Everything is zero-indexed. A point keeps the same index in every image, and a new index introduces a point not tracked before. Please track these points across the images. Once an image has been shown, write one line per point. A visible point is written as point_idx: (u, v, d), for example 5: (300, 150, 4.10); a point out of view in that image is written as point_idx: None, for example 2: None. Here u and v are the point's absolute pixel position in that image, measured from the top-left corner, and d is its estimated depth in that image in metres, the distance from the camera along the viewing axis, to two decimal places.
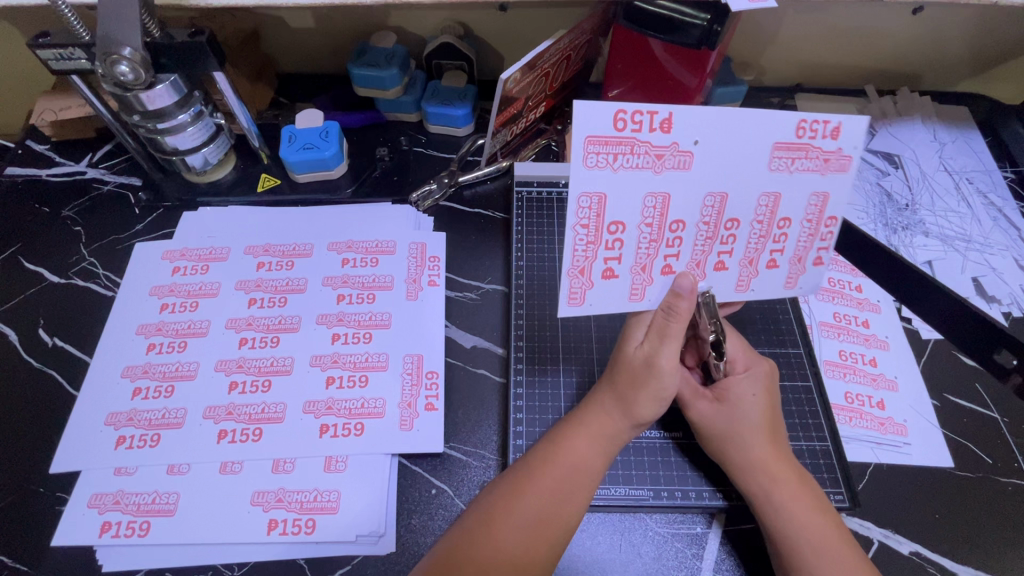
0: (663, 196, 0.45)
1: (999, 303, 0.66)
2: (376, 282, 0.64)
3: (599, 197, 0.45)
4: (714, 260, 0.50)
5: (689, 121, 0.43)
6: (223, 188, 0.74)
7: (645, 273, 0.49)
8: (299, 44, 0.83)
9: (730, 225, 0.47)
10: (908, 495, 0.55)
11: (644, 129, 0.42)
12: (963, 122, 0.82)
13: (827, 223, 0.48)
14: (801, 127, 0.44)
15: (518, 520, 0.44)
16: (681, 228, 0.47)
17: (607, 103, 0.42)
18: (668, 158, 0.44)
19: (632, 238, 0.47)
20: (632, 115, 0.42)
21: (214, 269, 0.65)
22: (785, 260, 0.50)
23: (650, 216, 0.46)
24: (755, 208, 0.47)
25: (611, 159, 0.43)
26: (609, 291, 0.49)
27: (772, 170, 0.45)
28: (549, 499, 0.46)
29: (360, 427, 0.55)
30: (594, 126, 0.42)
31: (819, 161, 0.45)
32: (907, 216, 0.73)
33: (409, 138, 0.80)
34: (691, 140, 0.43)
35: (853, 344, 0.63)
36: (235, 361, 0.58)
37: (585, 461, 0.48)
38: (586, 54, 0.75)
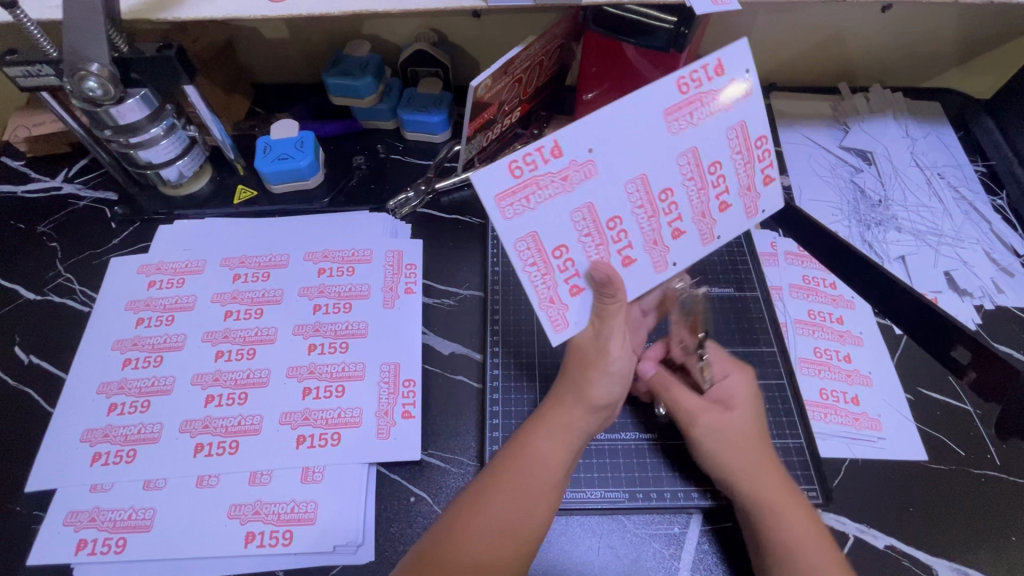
0: (587, 206, 0.46)
1: (971, 296, 0.67)
2: (352, 291, 0.64)
3: (532, 236, 0.45)
4: (668, 231, 0.50)
5: (574, 137, 0.45)
6: (199, 200, 0.74)
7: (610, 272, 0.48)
8: (275, 53, 0.83)
9: (660, 196, 0.48)
10: (882, 489, 0.55)
11: (541, 164, 0.44)
12: (934, 117, 0.83)
13: (757, 144, 0.51)
14: (681, 84, 0.47)
15: (485, 523, 0.44)
16: (619, 223, 0.48)
17: (498, 162, 0.43)
18: (576, 170, 0.45)
19: (580, 254, 0.47)
20: (523, 160, 0.44)
21: (190, 282, 0.65)
22: (734, 197, 0.52)
23: (587, 226, 0.47)
24: (678, 169, 0.48)
25: (525, 203, 0.45)
26: (580, 302, 0.48)
27: (675, 132, 0.47)
28: (518, 499, 0.46)
29: (337, 438, 0.55)
30: (494, 185, 0.43)
31: (715, 102, 0.48)
32: (880, 212, 0.73)
33: (386, 146, 0.81)
34: (585, 148, 0.45)
35: (827, 341, 0.64)
36: (211, 374, 0.58)
37: (547, 457, 0.48)
38: (559, 59, 0.76)
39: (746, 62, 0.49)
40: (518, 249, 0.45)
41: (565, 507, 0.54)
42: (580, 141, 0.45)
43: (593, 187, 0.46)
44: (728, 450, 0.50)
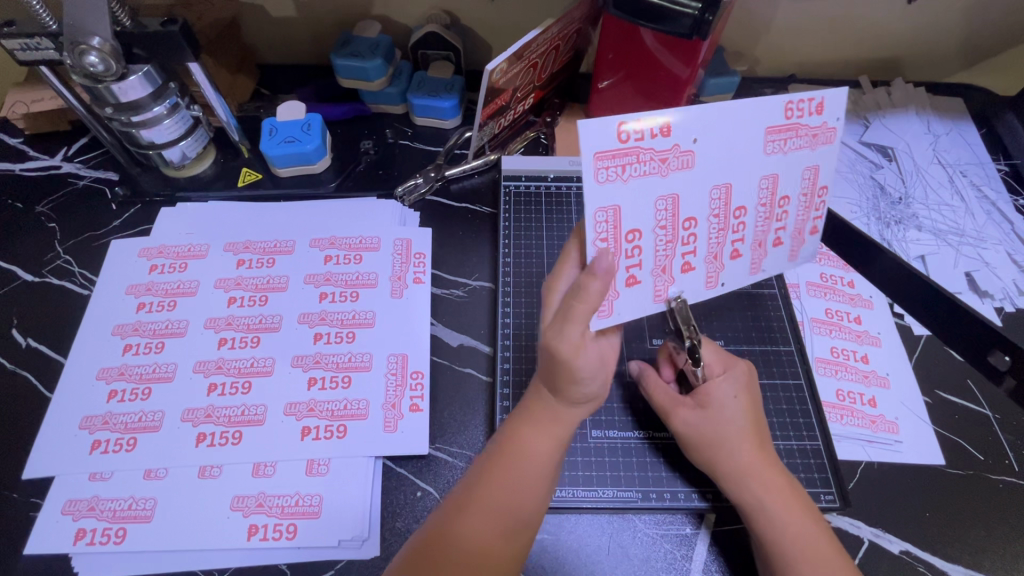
0: (672, 197, 0.44)
1: (991, 298, 0.65)
2: (359, 280, 0.62)
3: (614, 210, 0.42)
4: (730, 249, 0.48)
5: (688, 122, 0.42)
6: (202, 183, 0.72)
7: (666, 275, 0.47)
8: (281, 31, 0.81)
9: (731, 208, 0.46)
10: (898, 494, 0.54)
11: (648, 137, 0.41)
12: (956, 114, 0.82)
13: (821, 192, 0.49)
14: (787, 108, 0.45)
15: (476, 522, 0.43)
16: (694, 225, 0.45)
17: (607, 118, 0.40)
18: (677, 158, 0.43)
19: (650, 243, 0.45)
20: (633, 126, 0.40)
21: (192, 267, 0.63)
22: (789, 236, 0.50)
23: (661, 218, 0.44)
24: (757, 191, 0.46)
25: (619, 171, 0.41)
26: (632, 302, 0.46)
27: (768, 153, 0.45)
28: (508, 498, 0.44)
29: (343, 430, 0.53)
30: (599, 143, 0.40)
31: (808, 138, 0.46)
32: (900, 210, 0.72)
33: (394, 131, 0.79)
34: (692, 137, 0.42)
35: (845, 341, 0.62)
36: (213, 362, 0.57)
37: (537, 454, 0.46)
38: (575, 45, 0.74)
39: (841, 110, 0.46)
40: (597, 222, 0.42)
41: (576, 505, 0.52)
42: (689, 130, 0.42)
43: (682, 180, 0.43)
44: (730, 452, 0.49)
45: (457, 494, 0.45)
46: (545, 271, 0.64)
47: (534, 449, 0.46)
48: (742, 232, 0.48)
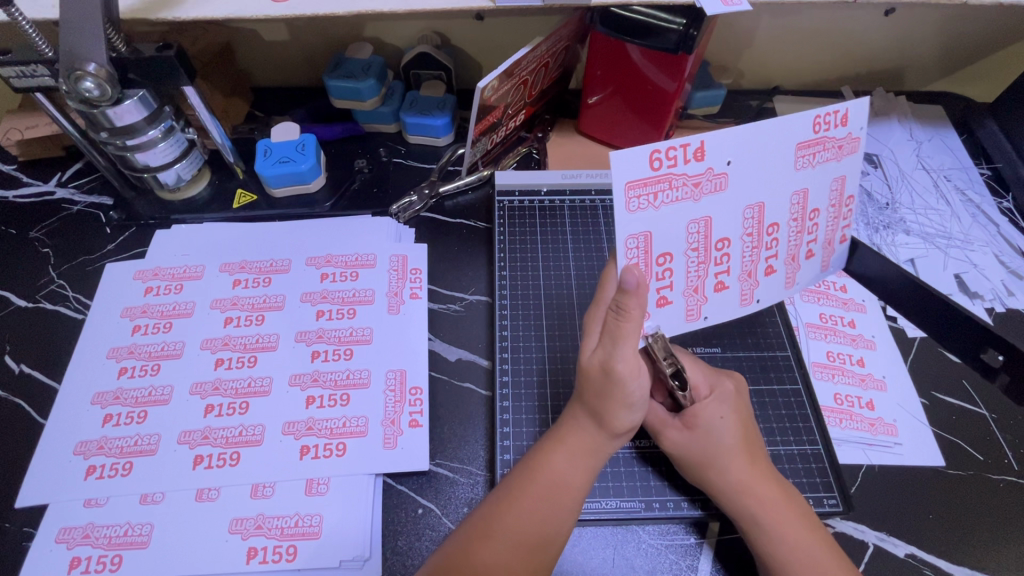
0: (703, 221, 0.46)
1: (982, 299, 0.66)
2: (356, 296, 0.62)
3: (645, 235, 0.44)
4: (763, 266, 0.51)
5: (718, 147, 0.43)
6: (198, 204, 0.72)
7: (699, 294, 0.50)
8: (275, 55, 0.82)
9: (762, 224, 0.49)
10: (899, 496, 0.54)
11: (679, 163, 0.42)
12: (937, 121, 0.84)
13: (849, 202, 0.51)
14: (816, 123, 0.46)
15: (499, 549, 0.43)
16: (727, 245, 0.48)
17: (640, 148, 0.41)
18: (711, 182, 0.45)
19: (681, 265, 0.47)
20: (665, 153, 0.42)
21: (188, 288, 0.63)
22: (821, 247, 0.53)
23: (696, 238, 0.46)
24: (790, 208, 0.49)
25: (651, 199, 0.43)
26: (667, 319, 0.49)
27: (799, 169, 0.47)
28: (529, 524, 0.44)
29: (342, 448, 0.53)
30: (632, 172, 0.41)
31: (834, 150, 0.48)
32: (888, 215, 0.73)
33: (388, 149, 0.80)
34: (726, 158, 0.44)
35: (840, 345, 0.63)
36: (210, 383, 0.56)
37: (565, 479, 0.46)
38: (563, 62, 0.75)
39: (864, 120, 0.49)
40: (631, 252, 0.44)
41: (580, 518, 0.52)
42: (722, 157, 0.44)
43: (715, 203, 0.45)
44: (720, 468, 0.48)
45: (477, 519, 0.45)
46: (542, 284, 0.64)
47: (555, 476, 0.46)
48: (775, 247, 0.50)
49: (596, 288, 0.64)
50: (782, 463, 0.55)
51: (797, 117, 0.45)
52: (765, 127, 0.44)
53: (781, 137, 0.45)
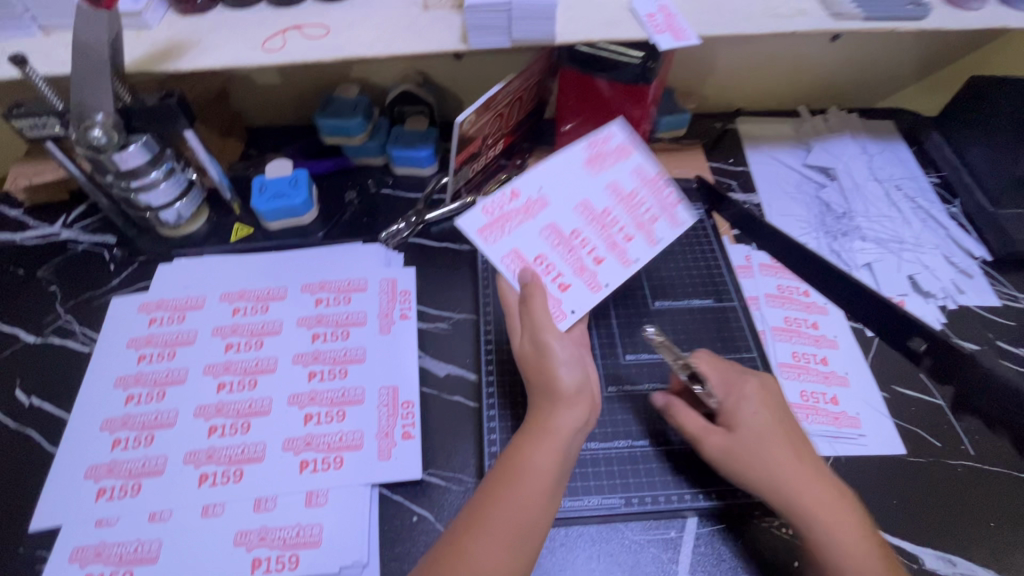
0: (549, 228, 0.60)
1: (934, 298, 0.71)
2: (349, 319, 0.66)
3: (513, 255, 0.58)
4: (619, 238, 0.61)
5: (528, 182, 0.60)
6: (198, 239, 0.76)
7: (586, 272, 0.60)
8: (267, 98, 0.88)
9: (587, 251, 0.60)
10: (864, 484, 0.58)
11: (507, 204, 0.59)
12: (888, 135, 0.90)
13: (660, 179, 0.64)
14: (593, 143, 0.63)
15: (483, 545, 0.45)
16: (578, 235, 0.60)
17: (472, 212, 0.58)
18: (579, 213, 0.61)
19: (556, 259, 0.59)
20: (492, 204, 0.59)
21: (190, 317, 0.66)
22: (659, 212, 0.63)
23: (550, 241, 0.60)
24: (610, 196, 0.62)
25: (499, 233, 0.59)
26: (577, 299, 0.59)
27: (591, 172, 0.62)
28: (508, 518, 0.47)
29: (339, 461, 0.56)
30: (475, 225, 0.58)
31: (621, 153, 0.64)
32: (844, 223, 0.78)
33: (375, 181, 0.85)
34: (537, 187, 0.60)
35: (805, 345, 0.67)
36: (213, 405, 0.59)
37: (539, 469, 0.49)
38: (537, 95, 0.81)
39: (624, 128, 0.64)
40: (508, 259, 0.58)
41: (565, 516, 0.55)
42: (543, 186, 0.61)
43: (547, 214, 0.60)
44: (759, 456, 0.52)
45: (464, 518, 0.47)
46: None
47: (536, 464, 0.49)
48: (625, 241, 0.62)
49: None
50: None
51: (573, 147, 0.62)
52: (549, 162, 0.61)
53: (565, 160, 0.62)
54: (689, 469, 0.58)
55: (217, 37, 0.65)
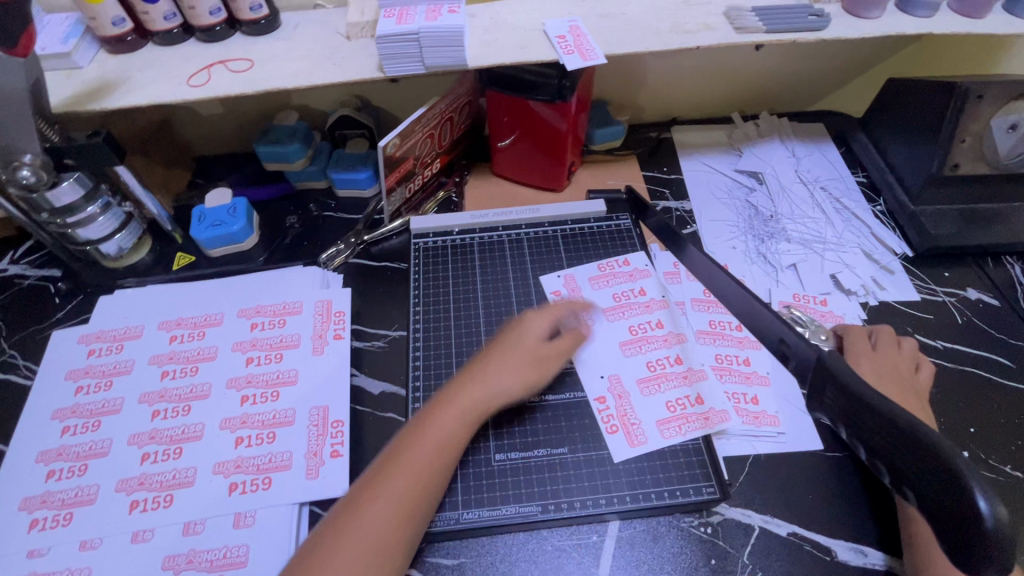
0: (643, 381, 0.65)
1: (855, 295, 0.73)
2: (283, 342, 0.68)
3: (637, 424, 0.62)
4: (670, 337, 0.69)
5: (586, 383, 0.64)
6: (141, 269, 0.78)
7: (695, 376, 0.65)
8: (211, 129, 0.90)
9: (673, 364, 0.66)
10: (782, 480, 0.60)
11: (609, 416, 0.62)
12: (817, 137, 0.93)
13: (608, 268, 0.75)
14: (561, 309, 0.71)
15: (383, 504, 0.48)
16: (666, 360, 0.67)
17: (608, 452, 0.59)
18: (631, 347, 0.68)
19: (676, 391, 0.64)
20: (604, 419, 0.62)
21: (128, 347, 0.68)
22: (634, 284, 0.74)
23: (687, 403, 0.63)
24: (616, 319, 0.70)
25: (632, 426, 0.61)
26: (711, 391, 0.65)
27: (575, 312, 0.71)
28: (409, 483, 0.49)
29: (268, 482, 0.57)
30: (619, 446, 0.60)
31: (574, 288, 0.73)
32: (771, 226, 0.81)
33: (318, 204, 0.87)
34: (599, 376, 0.65)
35: (727, 347, 0.69)
36: (147, 433, 0.61)
37: (444, 435, 0.53)
38: (470, 114, 0.84)
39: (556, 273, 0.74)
40: (663, 431, 0.61)
41: (483, 526, 0.55)
42: (602, 367, 0.66)
43: (705, 387, 0.65)
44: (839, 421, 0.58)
45: (362, 487, 0.49)
46: (453, 315, 0.71)
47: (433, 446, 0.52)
48: (667, 331, 0.69)
49: (502, 315, 0.71)
50: (667, 458, 0.60)
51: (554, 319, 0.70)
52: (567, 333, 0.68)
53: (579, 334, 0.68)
54: (608, 474, 0.58)
55: (145, 75, 0.67)
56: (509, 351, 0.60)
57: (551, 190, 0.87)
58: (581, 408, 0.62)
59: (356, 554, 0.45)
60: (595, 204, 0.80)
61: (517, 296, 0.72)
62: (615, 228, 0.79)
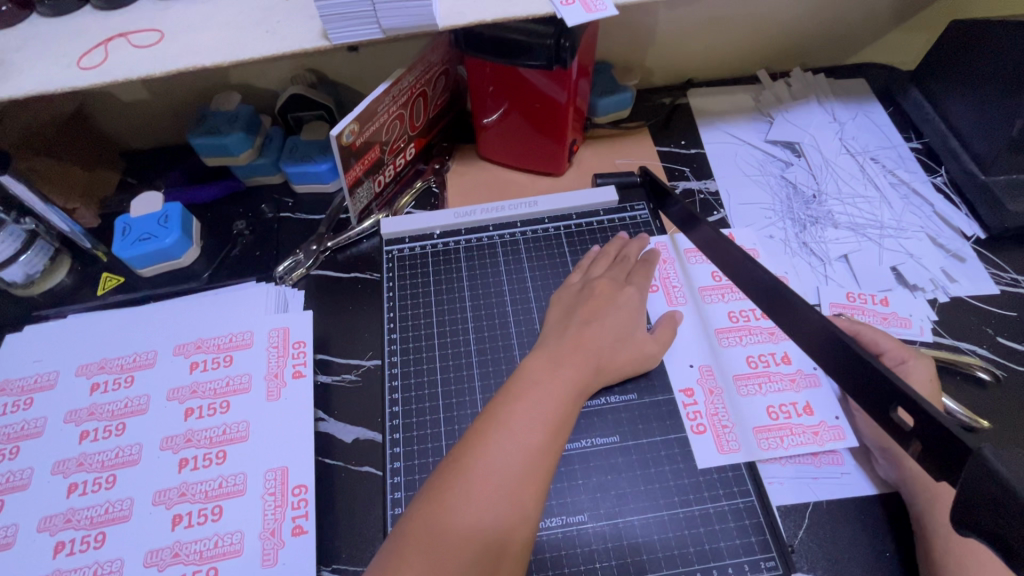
0: (737, 378, 0.54)
1: (922, 291, 0.61)
2: (230, 385, 0.55)
3: (731, 432, 0.51)
4: (770, 331, 0.57)
5: (676, 369, 0.54)
6: (60, 296, 0.65)
7: (802, 381, 0.54)
8: (139, 119, 0.75)
9: (780, 363, 0.55)
10: (854, 537, 0.47)
11: (703, 413, 0.52)
12: (860, 96, 0.78)
13: (692, 253, 0.62)
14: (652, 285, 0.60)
15: (515, 435, 0.41)
16: (763, 356, 0.55)
17: (701, 457, 0.49)
18: (729, 336, 0.56)
19: (775, 398, 0.53)
20: (695, 419, 0.51)
21: (39, 402, 0.55)
22: None
23: (793, 411, 0.52)
24: (715, 301, 0.59)
25: (728, 431, 0.51)
26: (827, 403, 0.52)
27: (670, 291, 0.59)
28: (532, 414, 0.43)
29: (213, 574, 0.46)
30: (709, 452, 0.50)
31: (666, 266, 0.61)
32: (815, 209, 0.68)
33: (272, 203, 0.72)
34: (689, 366, 0.54)
35: (760, 346, 0.56)
36: (61, 516, 0.49)
37: (554, 370, 0.46)
38: (447, 86, 0.69)
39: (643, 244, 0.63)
40: (762, 441, 0.50)
41: None
42: (690, 354, 0.55)
43: (816, 393, 0.53)
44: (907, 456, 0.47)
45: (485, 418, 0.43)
46: (436, 337, 0.58)
47: (505, 469, 0.40)
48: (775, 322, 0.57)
49: (497, 335, 0.58)
50: (714, 524, 0.46)
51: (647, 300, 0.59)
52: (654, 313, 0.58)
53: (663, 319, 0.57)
54: (641, 547, 0.45)
55: (24, 55, 0.52)
56: (602, 307, 0.52)
57: (550, 175, 0.73)
58: (602, 460, 0.49)
59: (491, 482, 0.39)
60: (604, 192, 0.66)
61: (515, 311, 0.59)
62: (630, 220, 0.66)
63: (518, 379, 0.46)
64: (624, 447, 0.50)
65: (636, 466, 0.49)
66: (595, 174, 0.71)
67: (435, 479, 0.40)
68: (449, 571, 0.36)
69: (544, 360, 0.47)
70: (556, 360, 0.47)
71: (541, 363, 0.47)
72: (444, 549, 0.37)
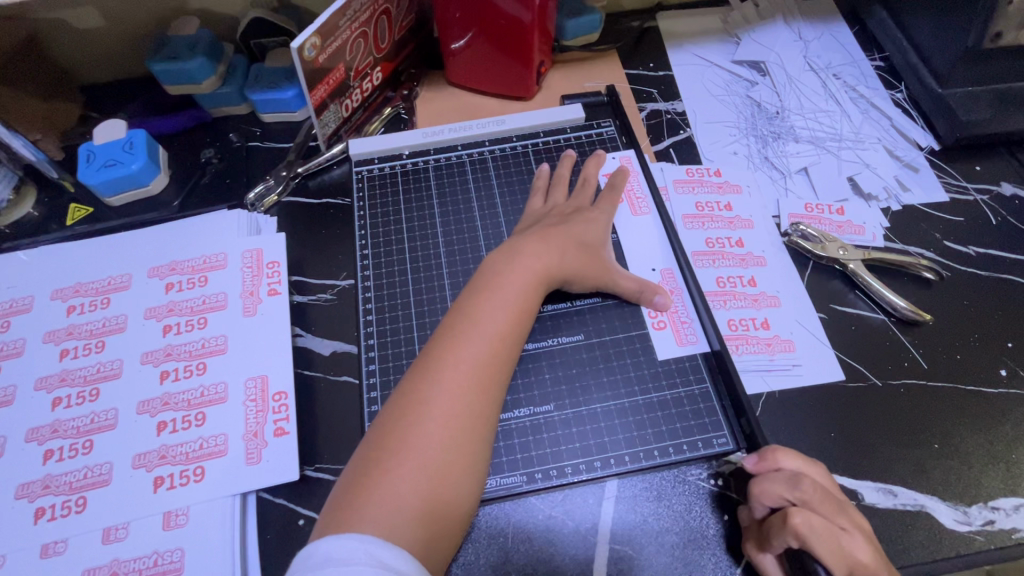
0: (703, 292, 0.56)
1: (876, 200, 0.63)
2: (206, 304, 0.56)
3: (687, 328, 0.54)
4: (740, 254, 0.59)
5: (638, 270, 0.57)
6: (28, 227, 0.65)
7: (764, 302, 0.56)
8: (93, 50, 0.73)
9: (746, 285, 0.57)
10: (803, 421, 0.50)
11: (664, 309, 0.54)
12: (826, 16, 0.79)
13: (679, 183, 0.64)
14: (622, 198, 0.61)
15: (483, 328, 0.44)
16: (731, 279, 0.57)
17: (659, 345, 0.52)
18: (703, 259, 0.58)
19: (735, 313, 0.55)
20: (656, 314, 0.54)
21: (16, 325, 0.56)
22: (724, 196, 0.63)
23: (752, 325, 0.55)
24: (692, 227, 0.61)
25: (685, 325, 0.54)
26: (785, 320, 0.55)
27: (635, 203, 0.61)
28: (498, 306, 0.45)
29: (201, 472, 0.48)
30: (667, 342, 0.53)
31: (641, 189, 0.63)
32: (777, 125, 0.69)
33: (239, 133, 0.72)
34: (651, 270, 0.57)
35: (730, 269, 0.58)
36: (48, 427, 0.50)
37: (519, 267, 0.48)
38: (411, 7, 0.68)
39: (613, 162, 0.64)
40: None
41: None
42: (652, 260, 0.57)
43: (777, 312, 0.56)
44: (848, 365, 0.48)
45: (456, 313, 0.45)
46: (409, 253, 0.59)
47: (475, 358, 0.42)
48: (748, 250, 0.59)
49: (468, 260, 0.59)
50: (671, 408, 0.50)
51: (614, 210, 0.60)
52: (620, 222, 0.60)
53: (627, 227, 0.59)
54: (603, 431, 0.49)
55: None
56: (567, 221, 0.54)
57: (519, 99, 0.73)
58: (568, 356, 0.52)
59: (464, 370, 0.41)
60: (571, 111, 0.67)
61: (484, 225, 0.61)
62: (596, 138, 0.67)
63: (481, 277, 0.48)
64: (589, 344, 0.52)
65: (600, 360, 0.52)
66: (563, 95, 0.71)
67: (411, 372, 0.42)
68: (431, 450, 0.39)
69: (504, 259, 0.49)
70: (522, 258, 0.49)
71: (500, 263, 0.49)
72: (424, 435, 0.39)
